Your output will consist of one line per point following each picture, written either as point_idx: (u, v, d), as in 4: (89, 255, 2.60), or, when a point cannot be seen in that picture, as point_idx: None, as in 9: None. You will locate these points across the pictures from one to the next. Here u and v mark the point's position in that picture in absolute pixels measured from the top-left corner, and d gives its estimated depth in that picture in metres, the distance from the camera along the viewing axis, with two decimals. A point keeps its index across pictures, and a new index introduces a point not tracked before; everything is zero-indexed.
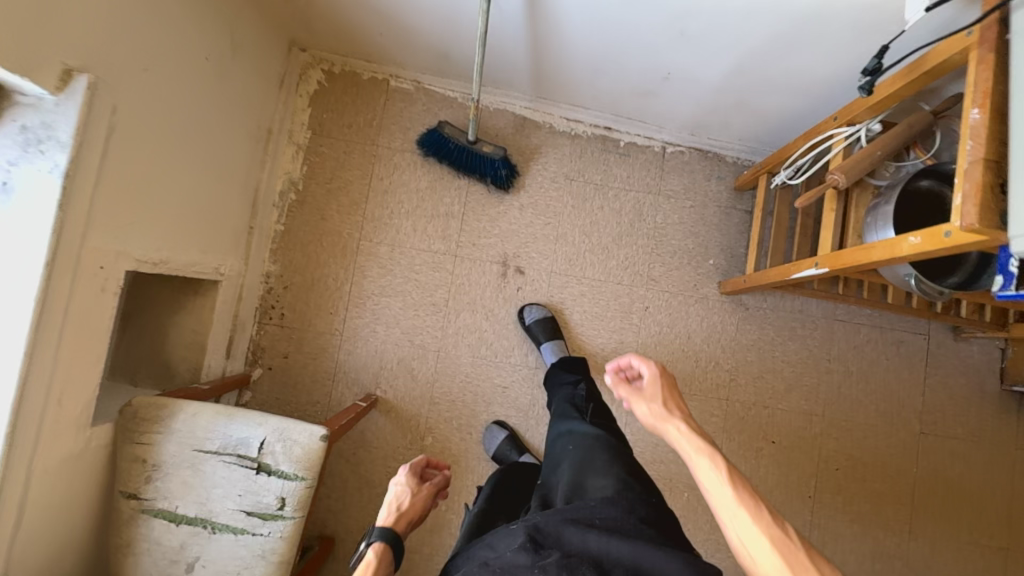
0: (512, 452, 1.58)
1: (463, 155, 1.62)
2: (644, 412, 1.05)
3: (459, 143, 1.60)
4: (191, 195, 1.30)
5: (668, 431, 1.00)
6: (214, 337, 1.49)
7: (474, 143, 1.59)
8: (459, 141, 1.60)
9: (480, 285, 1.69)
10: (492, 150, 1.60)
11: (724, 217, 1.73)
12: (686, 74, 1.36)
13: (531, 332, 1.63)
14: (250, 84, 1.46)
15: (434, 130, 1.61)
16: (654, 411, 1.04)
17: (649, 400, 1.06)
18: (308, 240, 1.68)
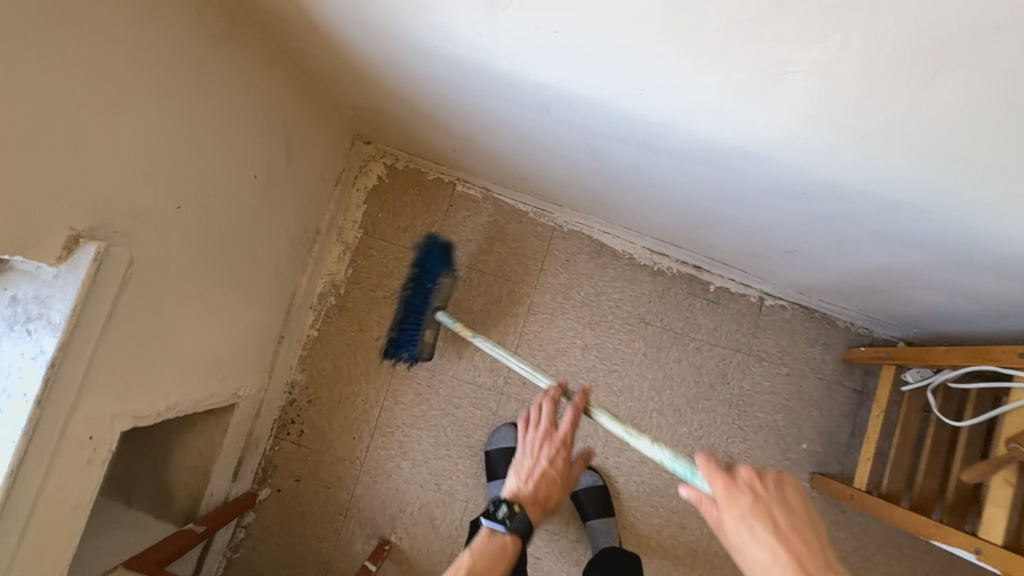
0: (503, 464, 1.40)
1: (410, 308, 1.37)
2: (744, 526, 0.74)
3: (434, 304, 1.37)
4: (218, 321, 1.14)
5: (758, 537, 0.72)
6: (222, 461, 1.32)
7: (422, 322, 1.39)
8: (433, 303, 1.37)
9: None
10: (426, 344, 1.41)
11: (826, 394, 1.44)
12: (815, 256, 1.10)
13: (580, 502, 1.38)
14: (302, 189, 1.31)
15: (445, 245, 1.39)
16: (732, 507, 0.76)
17: (740, 541, 0.74)
18: (342, 351, 1.50)
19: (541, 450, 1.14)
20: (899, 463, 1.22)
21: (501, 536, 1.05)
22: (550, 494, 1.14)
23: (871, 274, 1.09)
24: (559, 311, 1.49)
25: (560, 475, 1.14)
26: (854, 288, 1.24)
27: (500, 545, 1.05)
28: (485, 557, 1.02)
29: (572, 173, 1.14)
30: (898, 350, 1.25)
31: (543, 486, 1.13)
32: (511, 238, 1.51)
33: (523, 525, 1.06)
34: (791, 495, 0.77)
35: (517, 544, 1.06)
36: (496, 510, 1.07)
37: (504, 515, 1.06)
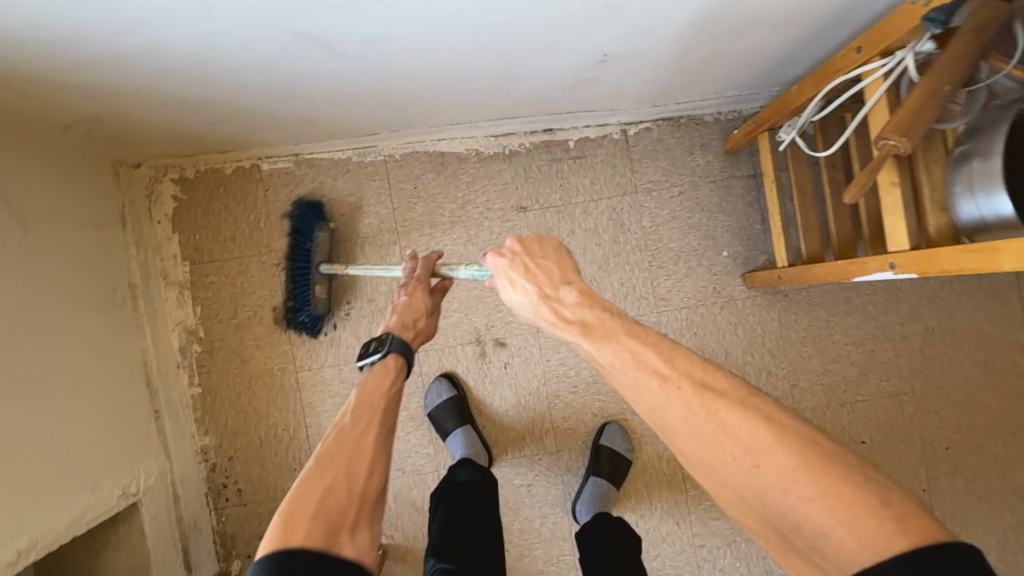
0: (449, 418, 1.29)
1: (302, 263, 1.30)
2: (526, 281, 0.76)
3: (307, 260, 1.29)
4: (50, 433, 0.96)
5: (521, 290, 0.76)
6: (161, 562, 1.18)
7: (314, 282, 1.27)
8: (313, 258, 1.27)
9: (459, 375, 1.35)
10: (320, 298, 1.28)
11: (724, 193, 1.36)
12: (627, 49, 0.97)
13: (598, 457, 1.30)
14: (74, 249, 1.09)
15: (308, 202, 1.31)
16: (526, 259, 0.78)
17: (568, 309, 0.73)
18: (236, 393, 1.34)
19: (410, 288, 1.03)
20: (809, 223, 1.16)
21: (385, 359, 0.94)
22: (419, 319, 1.01)
23: (692, 42, 0.97)
24: (432, 242, 1.35)
25: (417, 305, 1.01)
26: (692, 73, 1.12)
27: (383, 369, 0.93)
28: (376, 376, 0.92)
29: (335, 83, 0.97)
30: (764, 115, 1.15)
31: (404, 313, 1.00)
32: (348, 193, 1.34)
33: (402, 345, 0.96)
34: (613, 304, 0.72)
35: (404, 367, 0.96)
36: (367, 348, 0.97)
37: (375, 346, 0.96)
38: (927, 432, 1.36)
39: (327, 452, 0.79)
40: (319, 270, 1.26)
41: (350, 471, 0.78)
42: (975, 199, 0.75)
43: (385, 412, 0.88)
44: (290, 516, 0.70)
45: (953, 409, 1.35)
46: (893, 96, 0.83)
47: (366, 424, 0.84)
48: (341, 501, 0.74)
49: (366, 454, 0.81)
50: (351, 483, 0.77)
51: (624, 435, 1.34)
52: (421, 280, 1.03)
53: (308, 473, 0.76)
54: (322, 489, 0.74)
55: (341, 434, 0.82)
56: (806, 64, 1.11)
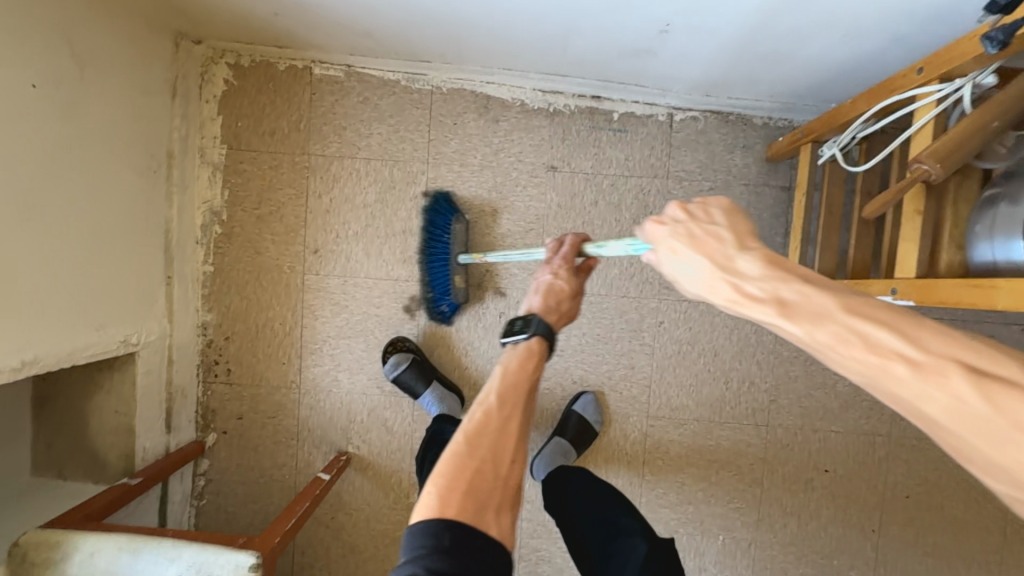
0: (417, 381, 1.33)
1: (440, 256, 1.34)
2: (692, 255, 0.59)
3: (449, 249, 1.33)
4: (69, 267, 1.02)
5: (826, 333, 0.50)
6: (145, 415, 1.27)
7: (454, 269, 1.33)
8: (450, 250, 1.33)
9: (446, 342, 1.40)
10: (460, 287, 1.34)
11: (753, 198, 1.35)
12: (690, 25, 0.96)
13: (566, 421, 1.34)
14: (124, 103, 1.14)
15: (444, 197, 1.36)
16: (695, 232, 0.60)
17: (718, 252, 0.57)
18: (244, 280, 1.40)
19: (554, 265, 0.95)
20: (827, 242, 1.16)
21: (527, 341, 0.87)
22: (564, 303, 0.94)
23: (755, 32, 0.96)
24: (458, 181, 1.37)
25: (571, 287, 0.95)
26: (751, 68, 1.11)
27: (526, 352, 0.86)
28: (514, 358, 0.85)
29: None
30: (812, 125, 1.13)
31: (556, 296, 0.94)
32: (389, 114, 1.36)
33: (545, 328, 0.89)
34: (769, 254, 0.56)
35: (544, 347, 0.88)
36: (512, 326, 0.91)
37: (521, 325, 0.90)
38: (890, 477, 1.38)
39: (477, 429, 0.73)
40: (459, 260, 1.32)
41: (500, 446, 0.73)
42: (993, 243, 0.74)
43: (529, 394, 0.81)
44: (442, 489, 0.67)
45: (923, 460, 1.37)
46: (941, 123, 0.82)
47: (514, 405, 0.77)
48: (488, 485, 0.69)
49: (511, 438, 0.74)
50: (499, 466, 0.71)
51: (599, 406, 1.38)
52: (568, 268, 0.95)
53: (456, 453, 0.71)
54: (470, 468, 0.70)
55: (487, 417, 0.75)
56: (866, 80, 1.09)
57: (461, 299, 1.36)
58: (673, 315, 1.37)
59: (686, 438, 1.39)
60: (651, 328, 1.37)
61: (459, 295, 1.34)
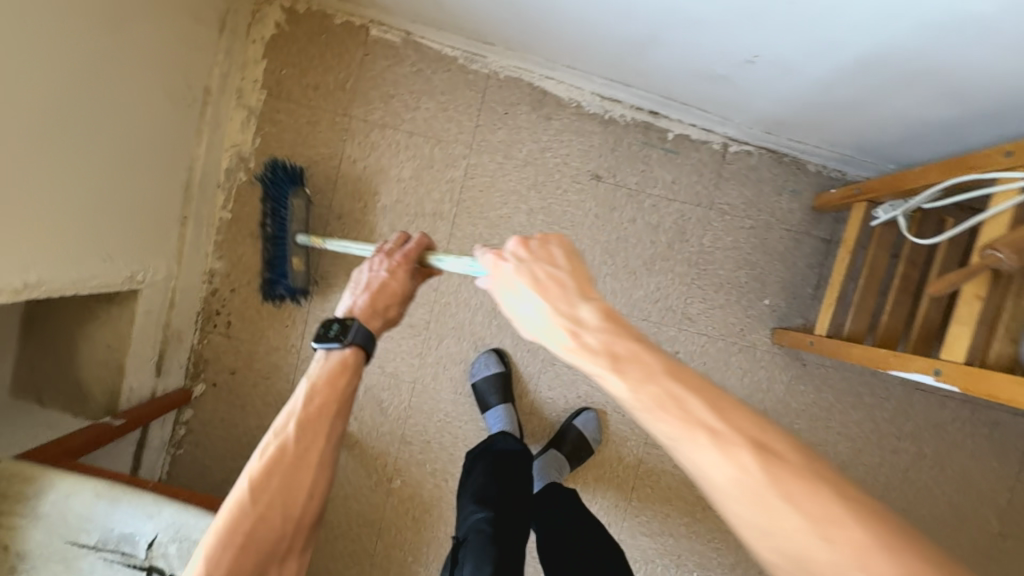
0: (491, 394, 1.31)
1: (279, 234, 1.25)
2: (531, 293, 0.65)
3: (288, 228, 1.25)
4: (87, 192, 0.97)
5: (662, 424, 0.53)
6: (137, 354, 1.22)
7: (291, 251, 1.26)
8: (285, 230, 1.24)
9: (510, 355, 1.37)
10: (297, 271, 1.28)
11: (791, 245, 1.33)
12: (780, 63, 0.94)
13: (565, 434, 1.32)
14: (172, 28, 1.07)
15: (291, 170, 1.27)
16: (555, 279, 0.65)
17: (593, 336, 0.59)
18: (261, 233, 1.35)
19: (382, 262, 0.91)
20: (863, 304, 1.14)
21: (339, 352, 0.84)
22: (391, 308, 0.91)
23: (844, 81, 0.93)
24: (499, 173, 1.33)
25: (402, 289, 0.91)
26: (822, 114, 1.09)
27: (339, 363, 0.83)
28: (322, 377, 0.82)
29: None
30: (869, 184, 1.11)
31: (380, 295, 0.90)
32: (441, 91, 1.31)
33: (365, 336, 0.86)
34: (632, 324, 0.61)
35: (360, 358, 0.85)
36: (326, 330, 0.86)
37: (335, 332, 0.85)
38: None
39: (263, 466, 0.74)
40: (296, 241, 1.25)
41: (270, 486, 0.73)
42: None
43: (336, 420, 0.80)
44: (225, 542, 0.69)
45: None
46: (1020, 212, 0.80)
47: (313, 439, 0.77)
48: (273, 532, 0.72)
49: (308, 474, 0.76)
50: (292, 508, 0.74)
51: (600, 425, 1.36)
52: (409, 266, 0.91)
53: (247, 493, 0.72)
54: (261, 513, 0.72)
55: (281, 456, 0.75)
56: (936, 149, 1.07)
57: (297, 281, 1.30)
58: (689, 347, 1.35)
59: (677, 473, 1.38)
60: None
61: (297, 279, 1.29)
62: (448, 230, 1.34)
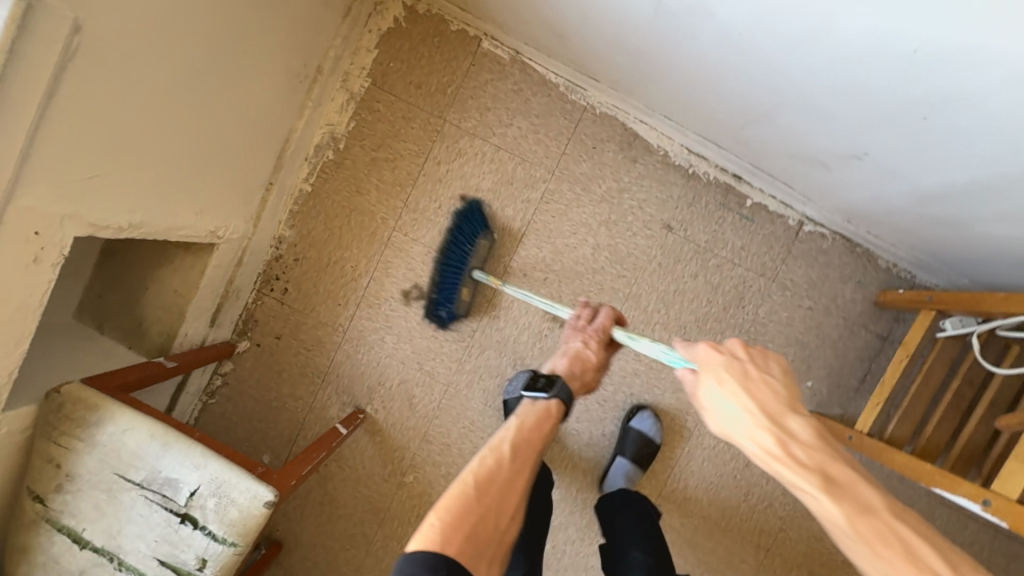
0: None
1: (450, 262, 1.33)
2: (733, 394, 0.68)
3: (463, 260, 1.32)
4: (195, 146, 1.02)
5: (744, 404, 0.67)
6: (198, 304, 1.26)
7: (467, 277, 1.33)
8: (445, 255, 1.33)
9: None
10: (463, 301, 1.34)
11: (845, 333, 1.33)
12: (889, 163, 0.97)
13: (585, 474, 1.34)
14: (305, 9, 1.13)
15: (473, 204, 1.35)
16: (737, 370, 0.70)
17: (749, 403, 0.67)
18: (336, 212, 1.39)
19: (576, 334, 1.07)
20: (910, 411, 1.13)
21: (545, 403, 0.97)
22: (586, 371, 1.05)
23: (949, 194, 0.96)
24: (574, 203, 1.35)
25: (594, 359, 1.05)
26: (909, 217, 1.10)
27: (545, 412, 0.96)
28: (531, 417, 0.95)
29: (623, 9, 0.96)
30: (941, 295, 1.13)
31: (577, 362, 1.04)
32: (536, 113, 1.34)
33: (565, 394, 0.98)
34: (774, 366, 0.71)
35: (561, 414, 0.98)
36: (535, 380, 1.00)
37: (543, 383, 0.99)
38: None
39: (479, 470, 0.82)
40: (472, 275, 1.32)
41: (485, 491, 0.80)
42: None
43: (536, 457, 0.91)
44: (441, 526, 0.73)
45: None
46: None
47: (520, 464, 0.88)
48: (485, 535, 0.76)
49: (513, 496, 0.83)
50: (499, 519, 0.79)
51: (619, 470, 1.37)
52: (603, 341, 1.06)
53: (465, 483, 0.80)
54: (477, 513, 0.77)
55: (496, 467, 0.84)
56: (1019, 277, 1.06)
57: (461, 310, 1.36)
58: None
59: (687, 534, 1.36)
60: (696, 415, 1.36)
61: (460, 307, 1.35)
62: (513, 246, 1.36)
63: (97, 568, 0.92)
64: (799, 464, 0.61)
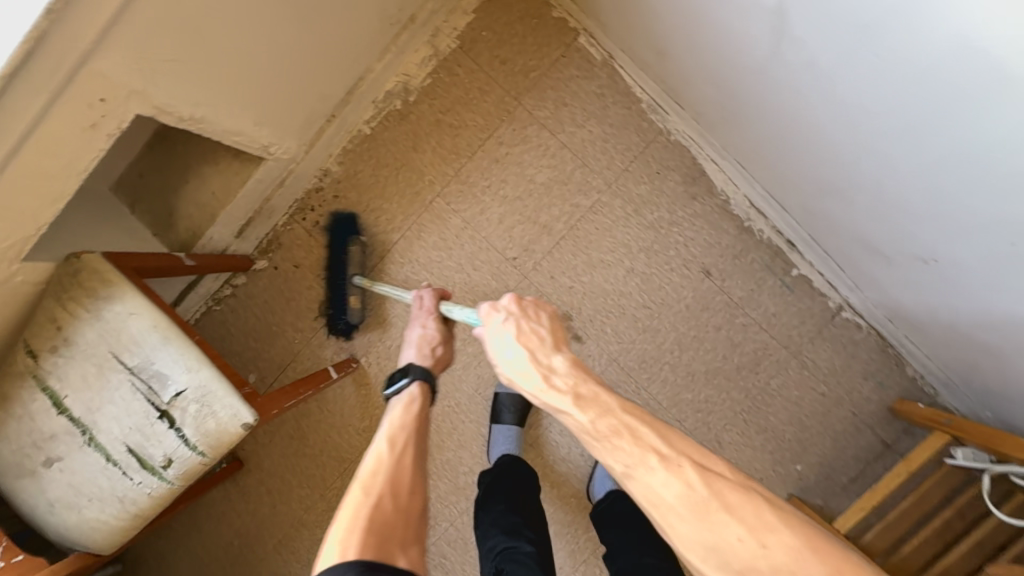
0: (508, 411, 1.32)
1: (335, 276, 1.38)
2: (560, 390, 0.72)
3: (346, 267, 1.36)
4: (272, 56, 1.01)
5: (620, 454, 0.67)
6: (231, 211, 1.27)
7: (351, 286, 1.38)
8: (348, 270, 1.37)
9: None
10: (353, 309, 1.38)
11: (850, 429, 1.30)
12: (954, 278, 0.92)
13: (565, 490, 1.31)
14: None
15: (346, 216, 1.37)
16: (607, 422, 0.69)
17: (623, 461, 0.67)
18: (387, 162, 1.37)
19: (419, 314, 1.10)
20: (893, 525, 1.10)
21: (410, 391, 0.98)
22: (437, 354, 1.08)
23: (1000, 325, 0.92)
24: (620, 222, 1.33)
25: (440, 336, 1.09)
26: (954, 335, 1.06)
27: (410, 398, 0.97)
28: (403, 415, 0.93)
29: (732, 41, 0.93)
30: (963, 422, 1.11)
31: (429, 353, 1.07)
32: (611, 122, 1.32)
33: (424, 375, 1.02)
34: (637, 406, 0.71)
35: (426, 392, 1.00)
36: (393, 377, 1.00)
37: (402, 376, 1.01)
38: None
39: (371, 484, 0.79)
40: (351, 282, 1.36)
41: (375, 486, 0.79)
42: None
43: (421, 442, 0.90)
44: (353, 527, 0.72)
45: None
46: None
47: (411, 452, 0.87)
48: (391, 516, 0.76)
49: (411, 476, 0.83)
50: (404, 502, 0.79)
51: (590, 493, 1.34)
52: (437, 313, 1.10)
53: (357, 500, 0.77)
54: (384, 515, 0.75)
55: (389, 459, 0.84)
56: None
57: (352, 318, 1.39)
58: None
59: None
60: None
61: (353, 315, 1.39)
62: (548, 246, 1.34)
63: (67, 437, 0.93)
64: (720, 508, 0.62)
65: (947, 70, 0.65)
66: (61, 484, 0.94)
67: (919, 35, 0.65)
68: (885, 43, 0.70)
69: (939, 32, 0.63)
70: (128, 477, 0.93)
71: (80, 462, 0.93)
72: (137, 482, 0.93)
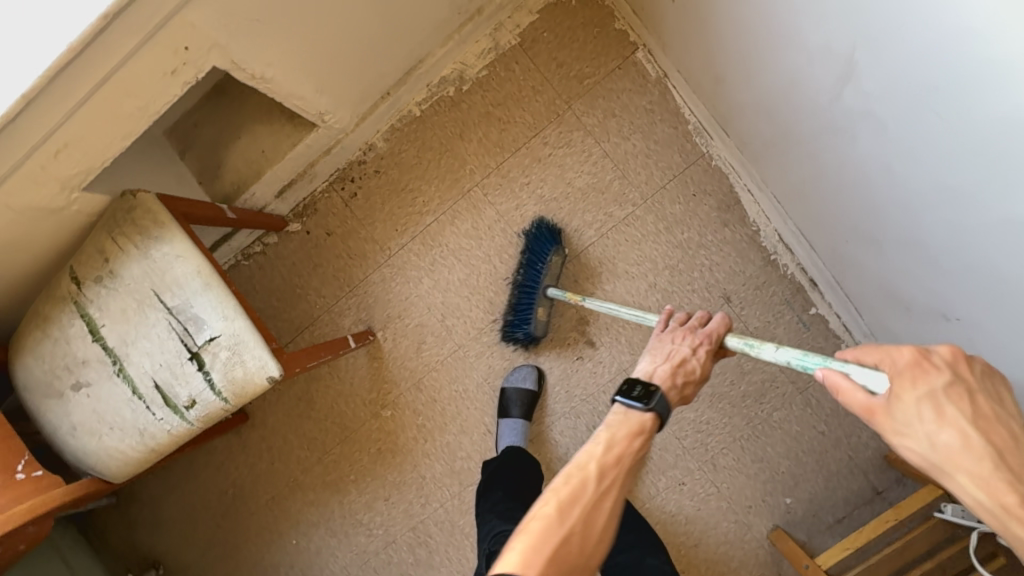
0: (516, 404, 1.36)
1: (533, 281, 1.33)
2: (933, 411, 0.57)
3: (542, 282, 1.32)
4: (345, 28, 1.04)
5: (911, 412, 0.58)
6: (276, 171, 1.30)
7: (544, 296, 1.32)
8: (542, 283, 1.32)
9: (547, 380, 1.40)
10: (540, 321, 1.33)
11: (843, 471, 1.32)
12: (972, 341, 0.94)
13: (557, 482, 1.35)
14: None
15: (546, 228, 1.34)
16: (901, 395, 0.59)
17: (909, 418, 0.59)
18: (432, 146, 1.40)
19: (673, 338, 0.93)
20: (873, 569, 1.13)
21: (640, 415, 0.83)
22: (687, 386, 0.89)
23: None
24: (650, 237, 1.35)
25: (702, 369, 0.90)
26: None
27: (637, 424, 0.82)
28: (620, 432, 0.81)
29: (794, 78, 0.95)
30: None
31: (680, 375, 0.89)
32: (655, 139, 1.34)
33: (665, 407, 0.84)
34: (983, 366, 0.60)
35: (653, 427, 0.83)
36: (630, 387, 0.87)
37: (638, 392, 0.85)
38: None
39: (570, 497, 0.72)
40: (547, 293, 1.32)
41: (567, 510, 0.71)
42: None
43: (625, 478, 0.77)
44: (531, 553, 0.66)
45: None
46: None
47: (615, 484, 0.75)
48: (574, 558, 0.68)
49: (602, 512, 0.73)
50: (587, 541, 0.70)
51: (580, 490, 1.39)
52: (705, 341, 0.92)
53: (551, 515, 0.70)
54: (564, 539, 0.68)
55: (586, 485, 0.73)
56: None
57: (537, 328, 1.35)
58: (697, 488, 1.35)
59: None
60: (670, 480, 1.36)
61: (538, 325, 1.34)
62: (578, 250, 1.37)
63: (98, 364, 0.96)
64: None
65: (1000, 138, 0.67)
66: (86, 409, 0.97)
67: (980, 99, 0.67)
68: (947, 102, 0.72)
69: (1000, 101, 0.64)
70: (150, 412, 0.96)
71: (107, 390, 0.96)
72: (158, 417, 0.97)
